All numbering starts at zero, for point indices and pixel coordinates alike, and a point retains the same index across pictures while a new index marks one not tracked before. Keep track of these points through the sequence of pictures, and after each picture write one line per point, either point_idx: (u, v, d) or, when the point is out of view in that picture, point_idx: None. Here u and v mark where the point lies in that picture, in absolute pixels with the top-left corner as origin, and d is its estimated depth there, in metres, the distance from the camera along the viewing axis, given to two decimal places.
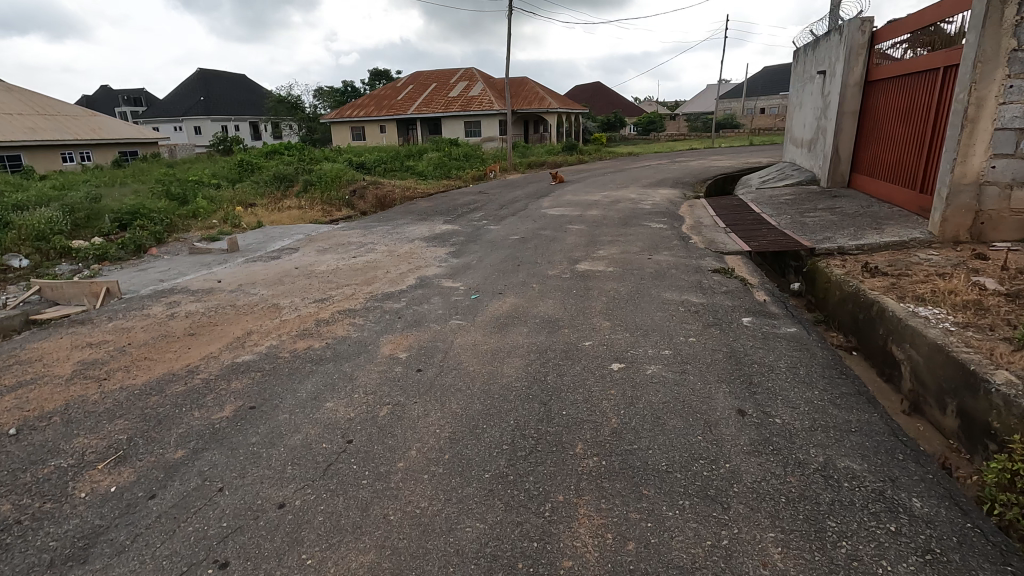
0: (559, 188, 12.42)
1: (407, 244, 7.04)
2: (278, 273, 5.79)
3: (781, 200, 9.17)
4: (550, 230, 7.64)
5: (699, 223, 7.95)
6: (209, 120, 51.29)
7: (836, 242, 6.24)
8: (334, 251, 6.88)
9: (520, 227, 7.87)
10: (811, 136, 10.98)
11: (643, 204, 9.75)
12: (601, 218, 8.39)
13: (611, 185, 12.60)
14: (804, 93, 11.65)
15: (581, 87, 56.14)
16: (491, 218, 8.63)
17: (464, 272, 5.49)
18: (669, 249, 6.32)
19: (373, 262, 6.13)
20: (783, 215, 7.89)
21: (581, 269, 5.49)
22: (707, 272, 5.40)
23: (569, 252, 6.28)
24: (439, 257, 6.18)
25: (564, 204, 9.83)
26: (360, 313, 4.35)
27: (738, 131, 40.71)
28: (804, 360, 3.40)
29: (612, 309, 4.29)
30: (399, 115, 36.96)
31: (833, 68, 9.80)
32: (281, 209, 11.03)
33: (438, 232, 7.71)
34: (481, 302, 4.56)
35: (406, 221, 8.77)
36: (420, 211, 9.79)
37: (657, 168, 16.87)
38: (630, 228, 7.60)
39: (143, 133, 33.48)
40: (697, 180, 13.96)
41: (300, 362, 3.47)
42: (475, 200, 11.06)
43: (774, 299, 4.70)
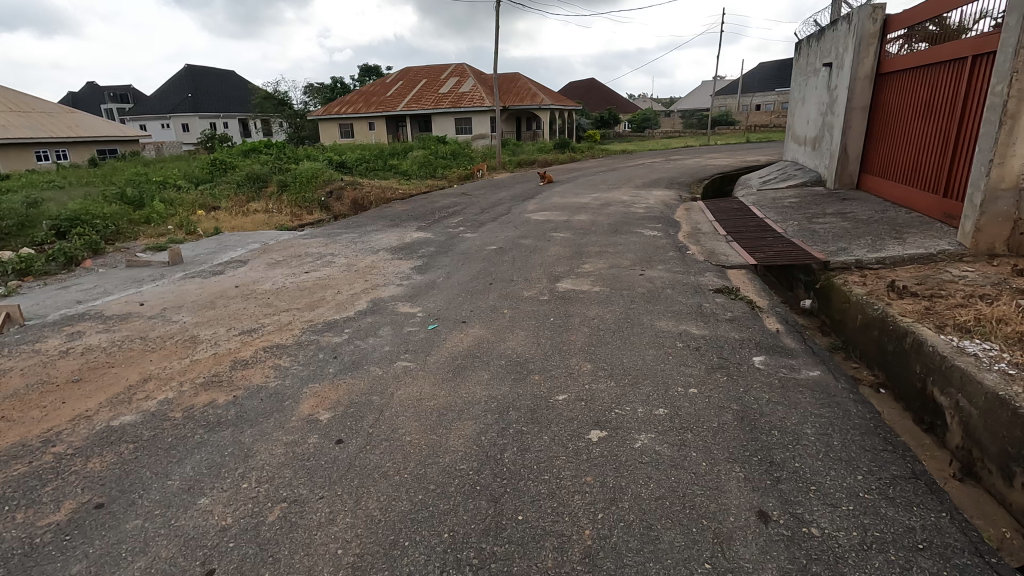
0: (546, 189, 11.64)
1: (371, 255, 6.26)
2: (213, 294, 5.01)
3: (785, 203, 8.43)
4: (532, 238, 6.89)
5: (697, 230, 7.21)
6: (195, 117, 50.20)
7: (852, 254, 5.50)
8: (287, 264, 6.11)
9: (499, 235, 7.09)
10: (816, 134, 10.26)
11: (635, 208, 9.00)
12: (589, 225, 7.63)
13: (602, 186, 11.82)
14: (808, 88, 10.93)
15: (575, 83, 55.30)
16: (469, 224, 7.86)
17: (427, 293, 4.73)
18: (664, 263, 5.57)
19: (327, 279, 5.35)
20: (790, 222, 7.14)
21: (562, 289, 4.74)
22: (708, 293, 4.65)
23: (550, 266, 5.52)
24: (403, 272, 5.42)
25: (551, 208, 9.07)
26: (290, 350, 3.58)
27: (734, 129, 40.02)
28: (836, 423, 2.66)
29: (594, 345, 3.53)
30: (388, 112, 36.06)
31: (841, 61, 9.08)
32: (245, 213, 10.19)
33: (408, 241, 6.94)
34: (439, 335, 3.80)
35: (376, 228, 7.99)
36: (394, 215, 9.00)
37: (651, 167, 16.12)
38: (620, 237, 6.84)
39: (123, 130, 32.48)
40: (693, 180, 13.21)
41: (189, 427, 2.70)
42: (456, 203, 10.28)
43: (787, 329, 3.95)
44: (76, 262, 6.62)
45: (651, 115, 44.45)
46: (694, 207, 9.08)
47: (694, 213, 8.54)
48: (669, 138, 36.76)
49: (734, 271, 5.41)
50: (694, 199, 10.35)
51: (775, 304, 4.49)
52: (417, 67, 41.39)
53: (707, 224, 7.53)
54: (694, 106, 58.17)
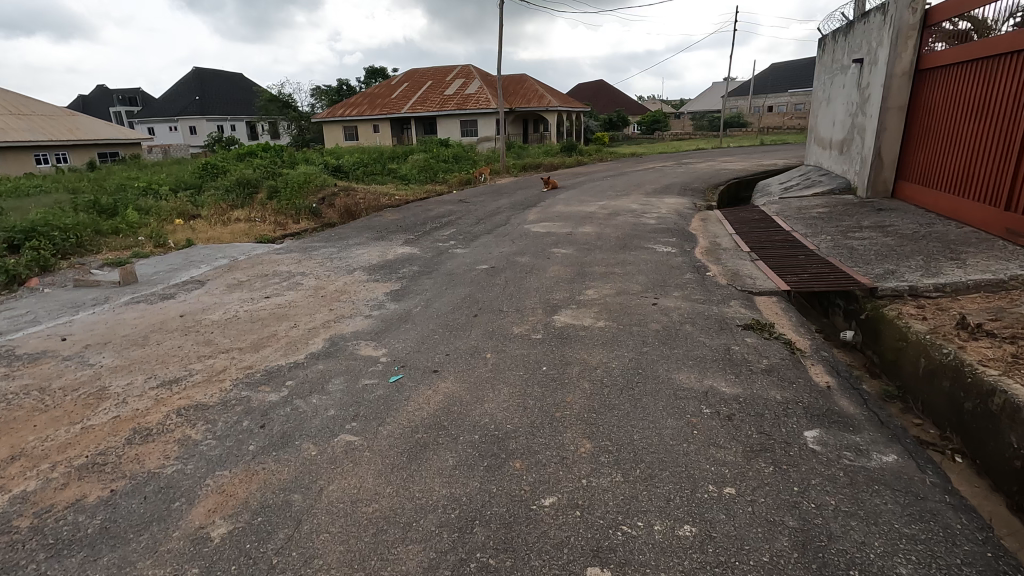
0: (550, 196, 10.86)
1: (346, 275, 5.53)
2: (151, 326, 4.28)
3: (813, 214, 7.60)
4: (529, 255, 6.12)
5: (716, 246, 6.41)
6: (201, 120, 49.97)
7: (903, 279, 4.68)
8: (250, 285, 5.38)
9: (493, 250, 6.34)
10: (843, 137, 9.42)
11: (646, 218, 8.19)
12: (594, 239, 6.84)
13: (610, 192, 11.00)
14: (834, 86, 10.08)
15: (583, 85, 54.48)
16: (461, 237, 7.10)
17: (399, 328, 3.98)
18: (681, 288, 4.78)
19: (289, 306, 4.62)
20: (822, 237, 6.32)
21: (560, 324, 3.96)
22: (735, 330, 3.85)
23: (548, 291, 4.75)
24: (376, 299, 4.68)
25: (553, 219, 8.29)
26: (211, 413, 2.84)
27: (746, 131, 39.03)
28: (940, 555, 1.86)
29: (595, 412, 2.75)
30: (392, 115, 35.46)
31: (874, 56, 8.24)
32: (226, 223, 9.50)
33: (391, 258, 6.19)
34: (401, 391, 3.03)
35: (360, 241, 7.26)
36: (382, 226, 8.26)
37: (662, 171, 15.32)
38: (628, 254, 6.04)
39: (125, 133, 32.11)
40: (707, 186, 12.38)
41: (27, 550, 1.94)
42: (452, 212, 9.53)
43: (840, 384, 3.15)
44: (19, 281, 5.93)
45: (660, 117, 43.57)
46: (710, 217, 8.27)
47: (711, 224, 7.72)
48: (679, 140, 35.88)
49: (763, 299, 4.60)
50: (709, 208, 9.53)
51: (818, 346, 3.69)
52: (423, 68, 40.76)
53: (727, 239, 6.72)
54: (704, 108, 57.13)
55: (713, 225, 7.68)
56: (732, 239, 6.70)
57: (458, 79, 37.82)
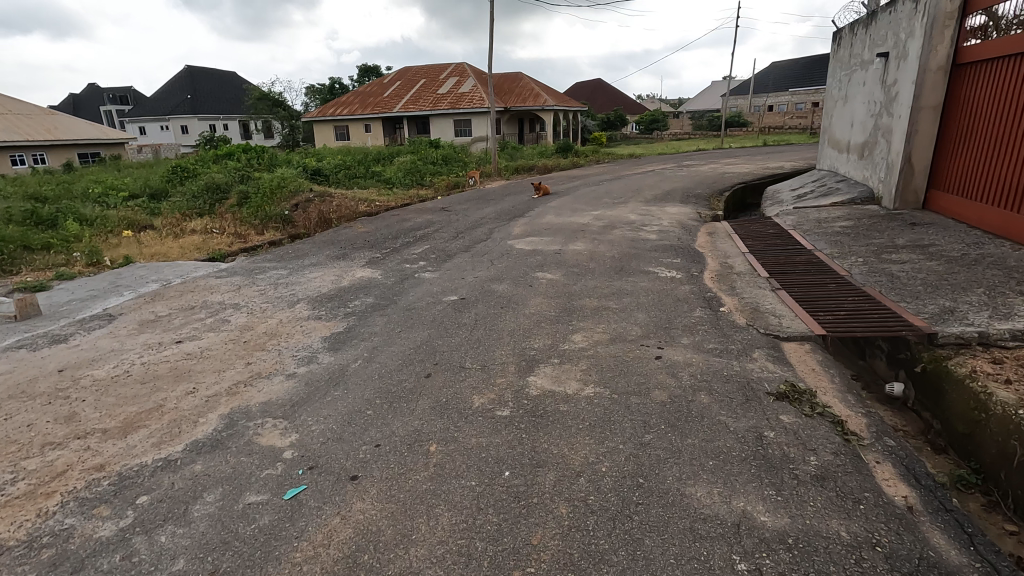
0: (539, 205, 9.93)
1: (285, 309, 4.60)
2: (13, 387, 3.34)
3: (835, 229, 6.68)
4: (508, 281, 5.20)
5: (728, 269, 5.49)
6: (190, 119, 48.97)
7: (966, 321, 3.75)
8: (166, 323, 4.44)
9: (467, 275, 5.42)
10: (864, 141, 8.50)
11: (644, 232, 7.28)
12: (585, 259, 5.93)
13: (605, 200, 10.08)
14: (852, 85, 9.18)
15: (581, 84, 53.60)
16: (433, 258, 6.18)
17: (325, 396, 3.04)
18: (690, 333, 3.85)
19: (199, 356, 3.68)
20: (852, 260, 5.40)
21: (535, 392, 3.03)
22: (765, 403, 2.92)
23: (526, 336, 3.82)
24: (309, 347, 3.74)
25: (540, 233, 7.38)
26: (0, 565, 1.90)
27: (746, 131, 38.20)
28: None
29: (573, 568, 1.82)
30: (384, 114, 34.49)
31: (902, 50, 7.33)
32: (180, 235, 8.58)
33: (345, 284, 5.26)
34: (293, 520, 2.08)
35: (317, 261, 6.33)
36: (348, 241, 7.34)
37: (662, 174, 14.42)
38: (625, 281, 5.12)
39: (107, 132, 31.12)
40: (710, 191, 11.48)
41: None
42: (429, 223, 8.60)
43: (924, 501, 2.22)
44: None
45: (659, 117, 42.70)
46: (718, 231, 7.36)
47: (719, 241, 6.80)
48: (678, 140, 34.96)
49: (793, 347, 3.68)
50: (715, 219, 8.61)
51: (878, 428, 2.76)
52: (416, 66, 39.79)
53: (739, 260, 5.80)
54: (703, 107, 56.22)
55: (721, 241, 6.77)
56: (746, 260, 5.78)
57: (452, 77, 36.86)
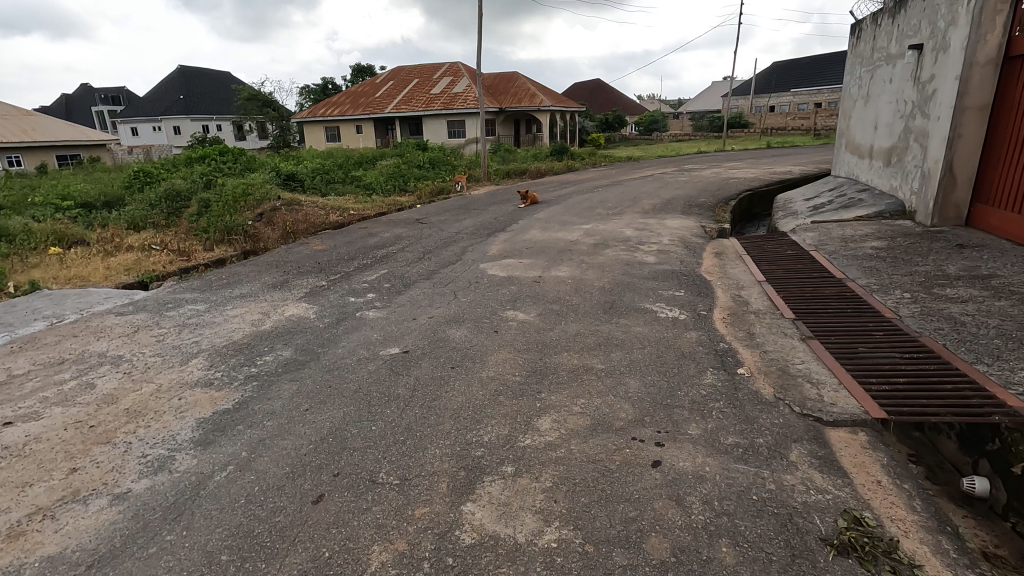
0: (525, 216, 8.91)
1: (174, 367, 3.56)
2: None
3: (866, 252, 5.65)
4: (470, 323, 4.17)
5: (743, 306, 4.45)
6: (180, 120, 48.01)
7: None
8: (13, 387, 3.40)
9: (420, 314, 4.38)
10: (892, 146, 7.46)
11: (642, 253, 6.24)
12: (569, 291, 4.89)
13: (598, 211, 9.06)
14: (876, 82, 8.16)
15: (579, 84, 52.64)
16: (387, 288, 5.15)
17: (148, 545, 1.99)
18: (700, 415, 2.81)
19: (16, 453, 2.64)
20: (898, 295, 4.36)
21: (469, 540, 1.98)
22: (821, 564, 1.88)
23: (474, 421, 2.78)
24: (173, 436, 2.70)
25: (520, 253, 6.36)
26: None
27: (748, 132, 37.20)
28: None
29: None
30: (375, 115, 33.47)
31: (940, 41, 6.30)
32: (114, 252, 7.56)
33: (267, 327, 4.23)
34: None
35: (249, 290, 5.30)
36: (296, 263, 6.31)
37: (662, 180, 13.41)
38: (615, 324, 4.08)
39: (88, 134, 30.13)
40: (715, 200, 10.45)
41: None
42: (397, 240, 7.57)
43: None
44: None
45: (658, 118, 41.70)
46: (727, 252, 6.33)
47: (729, 266, 5.76)
48: (677, 142, 33.95)
49: (844, 440, 2.63)
50: (721, 234, 7.58)
51: None
52: (409, 66, 38.79)
53: (756, 293, 4.78)
54: (704, 108, 55.22)
55: (732, 266, 5.74)
56: (765, 293, 4.75)
57: (446, 77, 35.86)
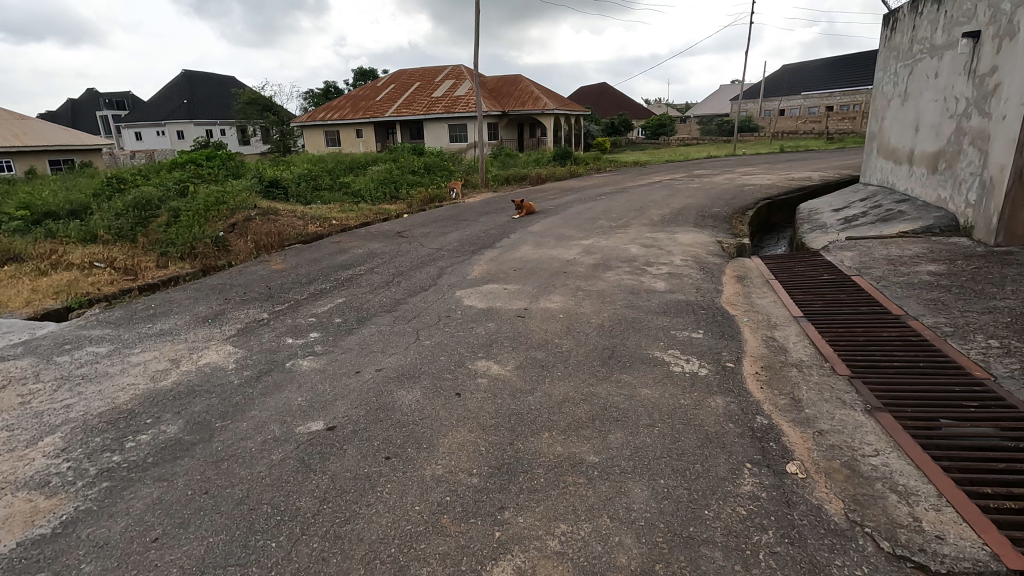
0: (517, 229, 7.97)
1: (16, 451, 2.62)
2: None
3: (923, 279, 4.65)
4: (426, 380, 3.22)
5: (780, 357, 3.48)
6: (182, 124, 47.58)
7: None
8: None
9: (366, 366, 3.44)
10: (939, 150, 6.48)
11: (649, 276, 5.27)
12: (559, 331, 3.94)
13: (599, 223, 8.10)
14: (917, 79, 7.18)
15: (584, 87, 51.78)
16: (336, 324, 4.21)
17: None
18: (740, 562, 1.83)
19: None
20: (983, 345, 3.37)
21: None
22: None
23: (396, 570, 1.83)
24: None
25: (504, 276, 5.41)
26: None
27: (758, 136, 36.17)
28: None
29: None
30: (375, 118, 32.72)
31: (1005, 26, 5.33)
32: (49, 271, 6.68)
33: (167, 384, 3.29)
34: None
35: (173, 325, 4.39)
36: (244, 287, 5.39)
37: (670, 187, 12.46)
38: (614, 385, 3.11)
39: (83, 138, 29.54)
40: (730, 210, 9.47)
41: None
42: (369, 258, 6.65)
43: None
44: None
45: (665, 122, 40.75)
46: (750, 276, 5.36)
47: (756, 294, 4.79)
48: (685, 146, 32.98)
49: None
50: (740, 252, 6.60)
51: None
52: (411, 69, 38.07)
53: (795, 336, 3.80)
54: (711, 112, 54.18)
55: (759, 295, 4.76)
56: (806, 336, 3.78)
57: (447, 81, 35.09)
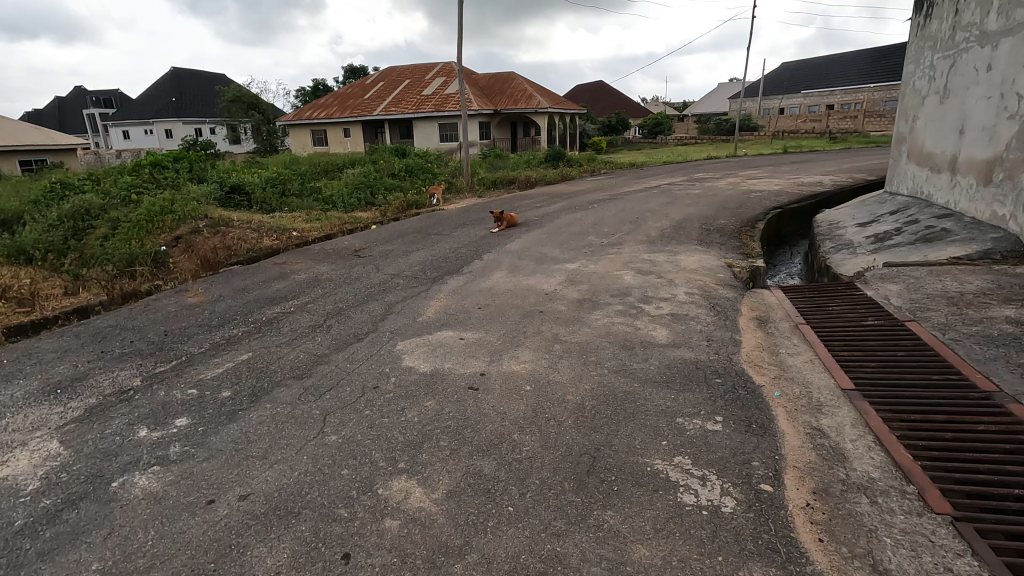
0: (494, 247, 6.88)
1: None
2: None
3: (1003, 330, 3.55)
4: (309, 521, 2.11)
5: (839, 472, 2.37)
6: (168, 123, 46.32)
7: None
8: None
9: (226, 491, 2.31)
10: (993, 158, 5.42)
11: (646, 321, 4.16)
12: (522, 419, 2.82)
13: (589, 240, 7.02)
14: (961, 72, 6.11)
15: (580, 86, 50.71)
16: (222, 401, 3.09)
17: None
18: None
19: None
20: None
21: None
22: None
23: None
24: None
25: (464, 319, 4.30)
26: None
27: (758, 136, 35.16)
28: None
29: None
30: (362, 117, 31.51)
31: None
32: None
33: None
34: None
35: (6, 397, 3.26)
36: (136, 333, 4.25)
37: (669, 193, 11.38)
38: (593, 537, 2.00)
39: (57, 139, 28.28)
40: (737, 222, 8.39)
41: None
42: (309, 286, 5.52)
43: None
44: None
45: (662, 120, 39.62)
46: (773, 319, 4.26)
47: (785, 349, 3.68)
48: (683, 146, 31.94)
49: None
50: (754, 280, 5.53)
51: None
52: (401, 66, 36.92)
53: (851, 429, 2.70)
54: (709, 110, 53.13)
55: (789, 350, 3.66)
56: (868, 430, 2.68)
57: (437, 78, 33.91)
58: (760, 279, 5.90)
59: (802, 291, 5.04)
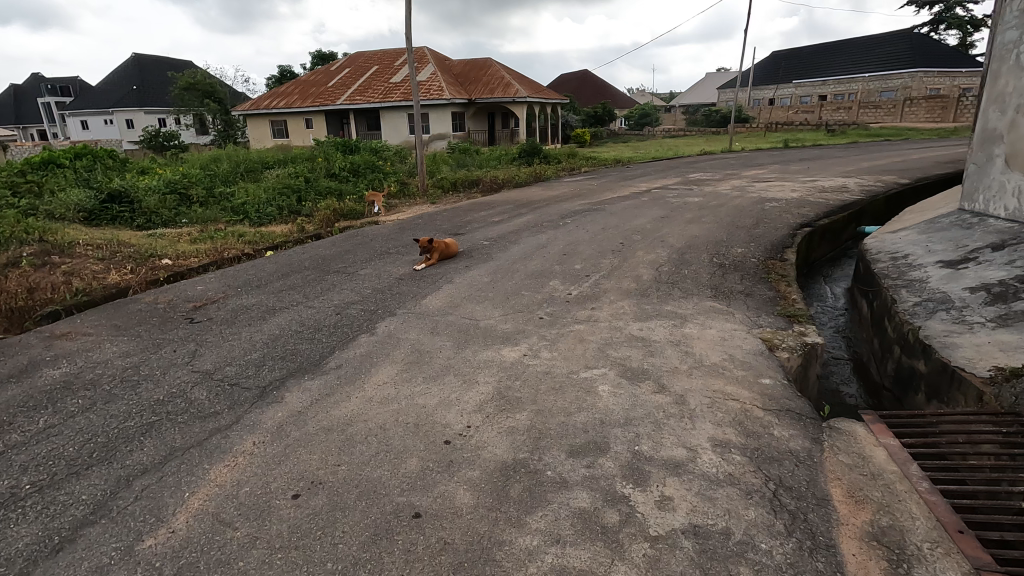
0: (403, 304, 4.51)
1: None
2: None
3: None
4: None
5: None
6: (122, 112, 42.92)
7: None
8: None
9: None
10: None
11: (639, 566, 1.83)
12: None
13: (550, 292, 4.70)
14: None
15: (566, 75, 48.15)
16: None
17: None
18: None
19: None
20: None
21: None
22: None
23: None
24: None
25: (235, 556, 1.93)
26: None
27: (752, 128, 32.96)
28: None
29: None
30: (324, 106, 28.74)
31: None
32: None
33: None
34: None
35: None
36: None
37: (665, 203, 9.08)
38: None
39: None
40: (758, 249, 6.13)
41: None
42: (44, 402, 3.11)
43: None
44: None
45: (649, 110, 37.28)
46: (916, 548, 1.93)
47: None
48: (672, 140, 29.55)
49: None
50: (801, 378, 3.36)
51: None
52: (370, 52, 34.12)
53: None
54: (698, 101, 50.88)
55: None
56: None
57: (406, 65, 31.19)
58: (809, 367, 3.72)
59: (920, 426, 2.76)
